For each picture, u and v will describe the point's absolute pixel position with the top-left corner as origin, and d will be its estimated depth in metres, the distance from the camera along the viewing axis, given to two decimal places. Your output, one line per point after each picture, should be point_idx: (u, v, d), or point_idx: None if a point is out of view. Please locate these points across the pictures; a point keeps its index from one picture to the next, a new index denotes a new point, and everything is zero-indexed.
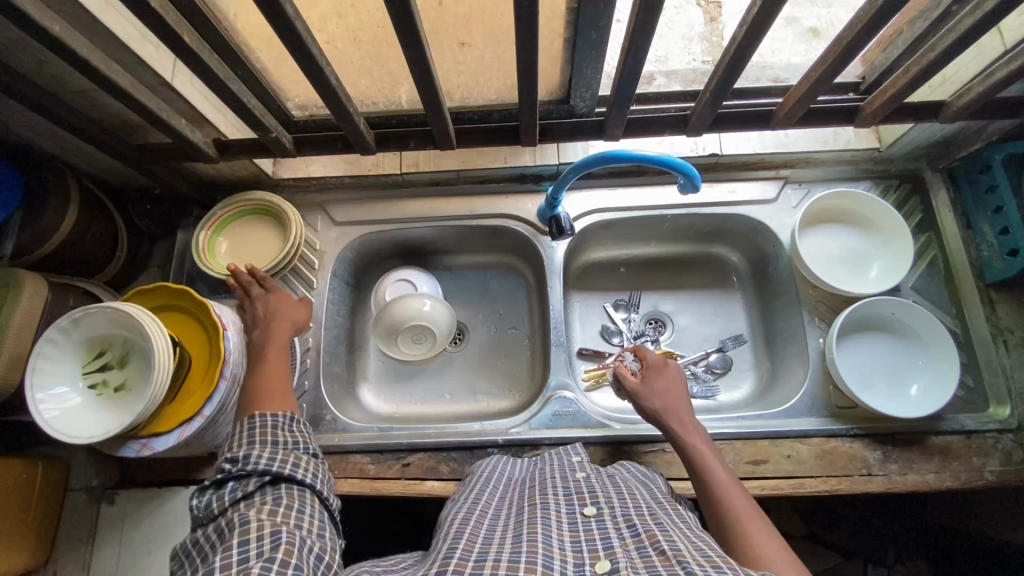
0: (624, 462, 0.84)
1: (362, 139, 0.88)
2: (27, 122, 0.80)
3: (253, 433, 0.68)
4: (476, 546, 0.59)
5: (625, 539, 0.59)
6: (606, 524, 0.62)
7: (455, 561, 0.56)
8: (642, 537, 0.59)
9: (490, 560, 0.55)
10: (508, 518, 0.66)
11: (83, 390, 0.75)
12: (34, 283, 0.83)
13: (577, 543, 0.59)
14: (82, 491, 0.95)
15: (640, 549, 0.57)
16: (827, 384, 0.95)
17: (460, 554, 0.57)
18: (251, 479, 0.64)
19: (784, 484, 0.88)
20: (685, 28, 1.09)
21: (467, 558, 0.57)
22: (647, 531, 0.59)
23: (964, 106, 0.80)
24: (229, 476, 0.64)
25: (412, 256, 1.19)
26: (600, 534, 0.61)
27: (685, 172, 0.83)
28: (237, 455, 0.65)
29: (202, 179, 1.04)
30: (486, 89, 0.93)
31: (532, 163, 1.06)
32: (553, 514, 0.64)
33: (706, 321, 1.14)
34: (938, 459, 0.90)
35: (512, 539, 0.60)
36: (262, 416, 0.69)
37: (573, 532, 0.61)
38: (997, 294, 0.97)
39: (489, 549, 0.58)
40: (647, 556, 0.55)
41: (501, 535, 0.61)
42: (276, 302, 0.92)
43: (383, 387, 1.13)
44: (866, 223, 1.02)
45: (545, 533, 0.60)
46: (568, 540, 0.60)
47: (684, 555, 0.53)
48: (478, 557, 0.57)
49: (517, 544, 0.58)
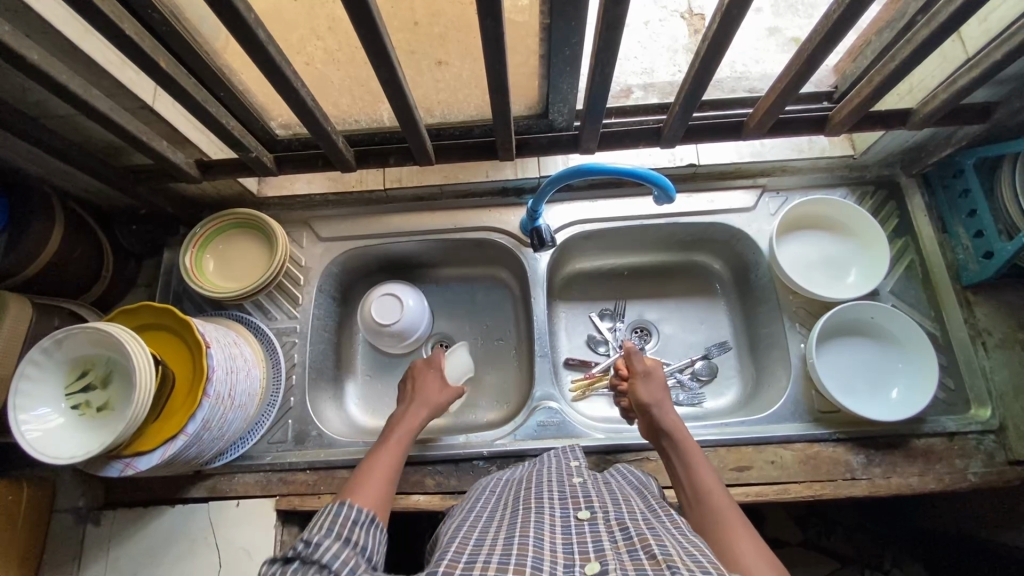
0: (619, 466, 0.85)
1: (342, 157, 0.89)
2: (12, 146, 0.81)
3: (333, 527, 0.65)
4: (468, 548, 0.60)
5: (616, 543, 0.60)
6: (598, 528, 0.63)
7: (447, 563, 0.57)
8: (633, 540, 0.59)
9: (481, 561, 0.56)
10: (502, 520, 0.67)
11: (65, 409, 0.76)
12: (17, 306, 0.84)
13: (569, 546, 0.60)
14: (69, 512, 0.95)
15: (631, 552, 0.57)
16: (810, 388, 0.96)
17: (453, 555, 0.58)
18: (314, 567, 0.60)
19: (768, 490, 0.89)
20: (669, 41, 1.12)
21: (458, 560, 0.57)
22: (639, 536, 0.59)
23: (930, 113, 0.82)
24: (297, 557, 0.61)
25: (399, 271, 1.20)
26: (591, 537, 0.61)
27: (658, 184, 0.84)
28: (313, 538, 0.63)
29: (187, 199, 1.05)
30: (466, 105, 0.95)
31: (513, 176, 1.07)
32: (547, 517, 0.65)
33: (690, 329, 1.15)
34: (921, 462, 0.90)
35: (505, 539, 0.60)
36: (347, 505, 0.69)
37: (566, 535, 0.62)
38: (975, 297, 0.98)
39: (481, 551, 0.58)
40: (637, 559, 0.56)
41: (494, 536, 0.62)
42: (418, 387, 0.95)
43: (372, 402, 1.14)
44: (844, 228, 1.04)
45: (538, 535, 0.61)
46: (560, 543, 0.60)
47: (674, 561, 0.54)
48: (468, 558, 0.57)
49: (509, 546, 0.59)
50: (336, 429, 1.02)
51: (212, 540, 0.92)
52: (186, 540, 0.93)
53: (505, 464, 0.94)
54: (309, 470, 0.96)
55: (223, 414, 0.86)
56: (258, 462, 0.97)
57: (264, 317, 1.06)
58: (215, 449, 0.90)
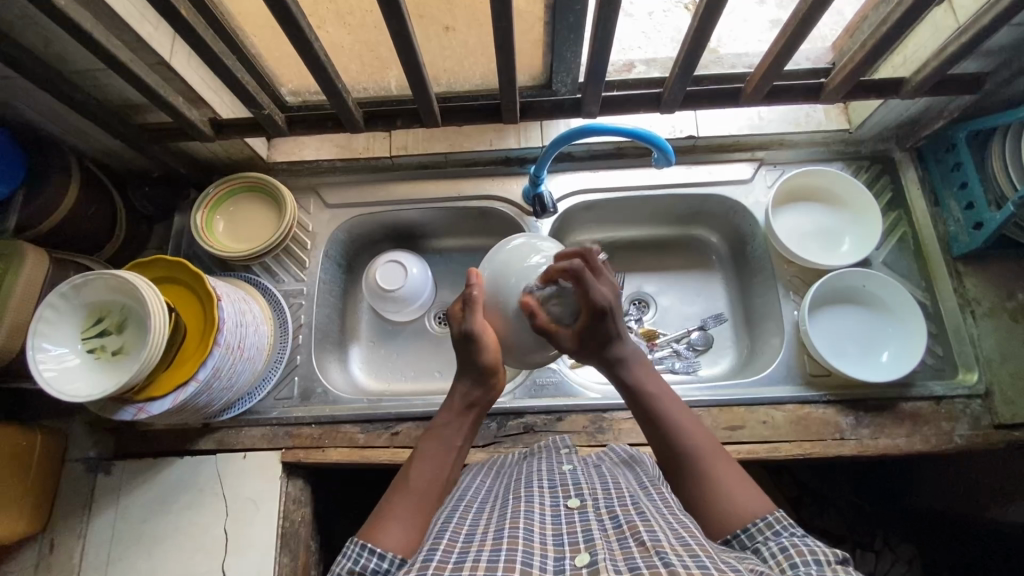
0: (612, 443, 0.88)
1: (351, 117, 0.92)
2: (33, 98, 0.84)
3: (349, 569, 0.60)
4: (456, 546, 0.58)
5: (607, 530, 0.59)
6: (588, 516, 0.62)
7: (435, 563, 0.55)
8: (623, 527, 0.59)
9: (469, 560, 0.54)
10: (491, 511, 0.66)
11: (82, 352, 0.78)
12: (36, 255, 0.86)
13: (558, 536, 0.59)
14: (79, 461, 0.98)
15: (621, 540, 0.57)
16: (802, 353, 0.99)
17: (440, 556, 0.56)
18: None
19: (759, 448, 0.91)
20: (674, 31, 1.11)
21: (447, 560, 0.55)
22: (629, 522, 0.59)
23: (922, 80, 0.85)
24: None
25: (402, 241, 1.23)
26: (582, 526, 0.60)
27: (658, 146, 0.87)
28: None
29: (198, 161, 1.08)
30: (472, 74, 0.98)
31: (516, 145, 1.10)
32: (536, 506, 0.64)
33: (687, 301, 1.18)
34: (909, 424, 0.93)
35: (493, 535, 0.59)
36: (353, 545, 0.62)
37: (556, 525, 0.61)
38: (964, 267, 1.00)
39: (471, 548, 0.57)
40: (627, 546, 0.55)
41: (483, 530, 0.60)
42: (463, 347, 0.78)
43: (375, 366, 1.16)
44: (839, 200, 1.07)
45: (527, 527, 0.60)
46: (550, 533, 0.60)
47: (663, 546, 0.54)
48: (457, 558, 0.56)
49: (497, 541, 0.57)
50: (340, 388, 1.05)
51: (220, 490, 0.95)
52: (194, 490, 0.95)
53: (504, 422, 0.97)
54: (314, 424, 0.99)
55: (232, 364, 0.89)
56: (265, 417, 0.99)
57: (272, 279, 1.08)
58: (223, 401, 0.92)
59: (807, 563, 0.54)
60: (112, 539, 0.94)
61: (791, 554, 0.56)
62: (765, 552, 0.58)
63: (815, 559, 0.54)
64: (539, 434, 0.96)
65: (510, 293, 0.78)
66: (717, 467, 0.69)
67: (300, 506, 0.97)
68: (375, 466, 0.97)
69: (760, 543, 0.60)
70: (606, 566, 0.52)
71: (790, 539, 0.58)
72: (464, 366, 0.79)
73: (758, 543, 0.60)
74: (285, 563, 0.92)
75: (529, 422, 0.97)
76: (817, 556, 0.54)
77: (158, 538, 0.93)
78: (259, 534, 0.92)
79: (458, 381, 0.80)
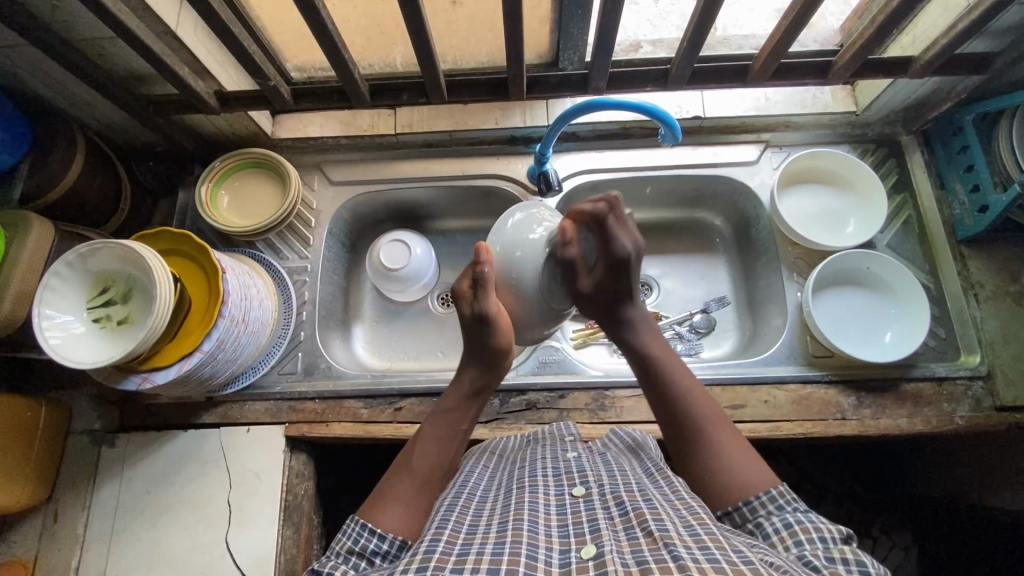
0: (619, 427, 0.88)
1: (357, 90, 0.91)
2: (39, 67, 0.84)
3: (349, 547, 0.61)
4: (459, 537, 0.57)
5: (613, 520, 0.58)
6: (594, 505, 0.62)
7: (438, 555, 0.53)
8: (630, 516, 0.58)
9: (473, 553, 0.53)
10: (495, 502, 0.65)
11: (87, 320, 0.79)
12: (41, 225, 0.86)
13: (564, 528, 0.58)
14: (84, 434, 0.98)
15: (627, 530, 0.56)
16: (804, 334, 0.99)
17: (444, 548, 0.54)
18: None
19: (760, 427, 0.92)
20: (680, 18, 1.10)
21: (449, 553, 0.54)
22: (635, 510, 0.58)
23: (930, 60, 0.85)
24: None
25: (406, 221, 1.23)
26: (588, 516, 0.59)
27: (665, 121, 0.87)
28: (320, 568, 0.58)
29: (203, 136, 1.07)
30: (478, 50, 0.98)
31: (522, 124, 1.09)
32: (540, 497, 0.63)
33: (690, 284, 1.18)
34: (910, 404, 0.93)
35: (497, 526, 0.58)
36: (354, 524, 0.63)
37: (561, 516, 0.60)
38: (970, 252, 1.00)
39: (474, 540, 0.56)
40: (633, 538, 0.54)
41: (487, 521, 0.59)
42: (477, 334, 0.76)
43: (378, 345, 1.17)
44: (844, 182, 1.06)
45: (532, 518, 0.58)
46: (555, 524, 0.58)
47: (671, 538, 0.53)
48: (461, 550, 0.54)
49: (501, 533, 0.56)
50: (343, 365, 1.05)
51: (223, 463, 0.95)
52: (197, 463, 0.96)
53: (507, 398, 0.97)
54: (318, 399, 0.99)
55: (237, 336, 0.89)
56: (269, 391, 1.00)
57: (276, 255, 1.08)
58: (227, 373, 0.93)
59: (812, 541, 0.56)
60: (117, 511, 0.94)
61: (794, 531, 0.58)
62: (768, 528, 0.60)
63: (820, 536, 0.56)
64: (541, 410, 0.96)
65: (525, 271, 0.73)
66: (720, 436, 0.70)
67: (303, 480, 0.98)
68: (378, 441, 0.97)
69: (761, 518, 0.61)
70: (613, 559, 0.51)
71: (793, 516, 0.60)
72: (474, 351, 0.78)
73: (759, 517, 0.62)
74: (288, 535, 0.92)
75: (531, 399, 0.97)
76: (821, 533, 0.56)
77: (162, 510, 0.94)
78: (263, 507, 0.93)
79: (468, 364, 0.79)
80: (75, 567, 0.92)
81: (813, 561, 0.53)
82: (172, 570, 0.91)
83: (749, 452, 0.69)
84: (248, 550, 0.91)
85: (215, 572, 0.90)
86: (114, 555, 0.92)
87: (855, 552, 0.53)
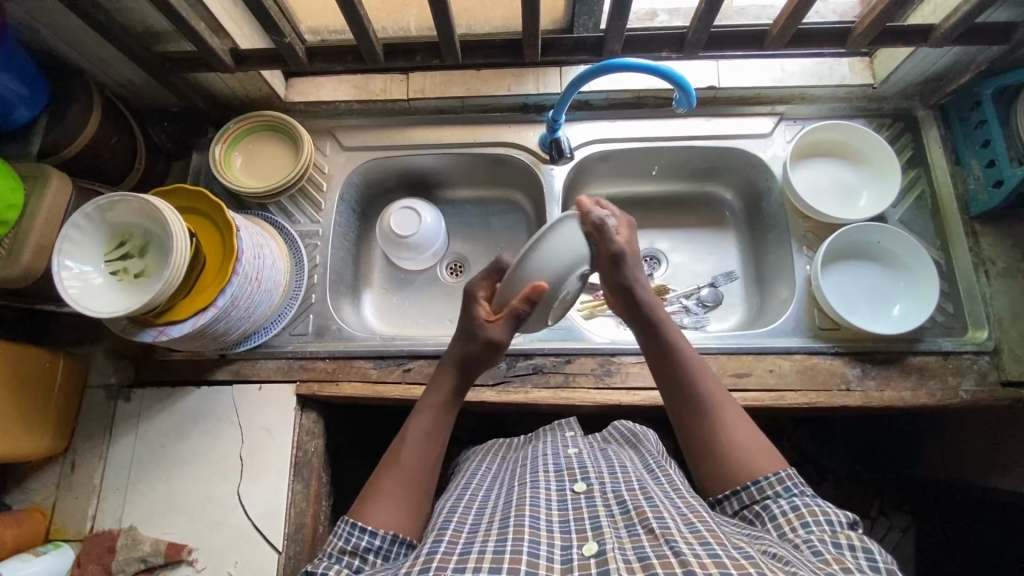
0: (620, 420, 0.90)
1: (372, 50, 0.91)
2: (58, 21, 0.84)
3: (341, 547, 0.63)
4: (461, 537, 0.58)
5: (614, 516, 0.60)
6: (595, 501, 0.63)
7: (440, 556, 0.55)
8: (631, 513, 0.59)
9: (474, 552, 0.54)
10: (497, 500, 0.67)
11: (105, 272, 0.80)
12: (59, 178, 0.88)
13: (565, 523, 0.59)
14: (101, 388, 1.01)
15: (628, 526, 0.57)
16: (812, 307, 0.99)
17: (445, 550, 0.56)
18: None
19: (765, 396, 0.93)
20: None
21: (452, 552, 0.55)
22: (636, 507, 0.59)
23: (951, 28, 0.84)
24: None
25: (416, 190, 1.23)
26: (589, 512, 0.61)
27: (681, 85, 0.87)
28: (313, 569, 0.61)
29: (216, 97, 1.08)
30: (492, 14, 0.98)
31: (534, 92, 1.09)
32: (542, 493, 0.65)
33: (699, 258, 1.18)
34: (915, 377, 0.94)
35: (497, 525, 0.59)
36: (344, 523, 0.65)
37: (562, 512, 0.61)
38: (981, 227, 0.99)
39: (475, 539, 0.57)
40: (635, 534, 0.56)
41: (488, 521, 0.61)
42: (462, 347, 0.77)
43: (387, 312, 1.18)
44: (858, 155, 1.06)
45: (533, 515, 0.60)
46: (556, 520, 0.60)
47: (672, 534, 0.54)
48: (462, 549, 0.56)
49: (502, 532, 0.57)
50: (353, 328, 1.07)
51: (236, 420, 0.97)
52: (211, 418, 0.98)
53: (514, 362, 0.98)
54: (328, 359, 1.01)
55: (250, 294, 0.90)
56: (281, 350, 1.02)
57: (288, 219, 1.09)
58: (240, 330, 0.94)
59: (820, 524, 0.58)
60: (133, 462, 0.97)
61: (801, 513, 0.60)
62: (773, 510, 0.62)
63: (827, 519, 0.59)
64: (547, 374, 0.98)
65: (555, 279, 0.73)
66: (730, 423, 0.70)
67: (314, 437, 1.00)
68: (388, 401, 0.99)
69: (768, 499, 0.63)
70: (615, 556, 0.52)
71: (800, 499, 0.62)
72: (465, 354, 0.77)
73: (766, 498, 0.63)
74: (297, 490, 0.95)
75: (538, 363, 0.98)
76: (828, 516, 0.59)
77: (176, 463, 0.96)
78: (274, 462, 0.95)
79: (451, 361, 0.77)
80: (92, 515, 0.95)
81: (820, 547, 0.55)
82: (186, 521, 0.93)
83: (755, 432, 0.70)
84: (260, 504, 0.93)
85: (227, 524, 0.93)
86: (131, 504, 0.95)
87: (861, 539, 0.56)
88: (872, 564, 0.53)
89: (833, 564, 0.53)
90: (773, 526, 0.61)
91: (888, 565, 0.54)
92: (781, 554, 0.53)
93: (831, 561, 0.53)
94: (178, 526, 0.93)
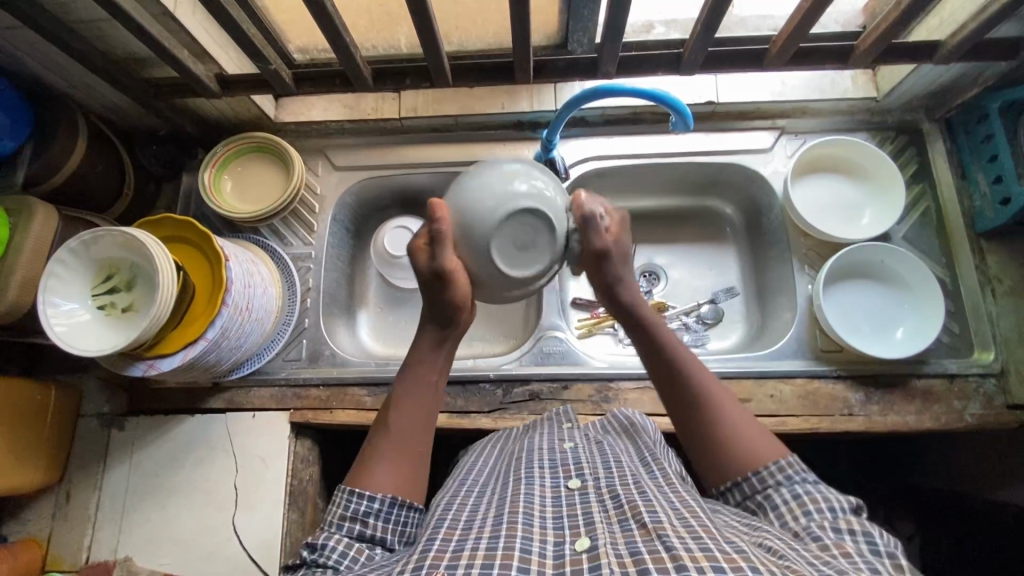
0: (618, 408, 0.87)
1: (359, 74, 0.89)
2: (41, 52, 0.83)
3: (342, 514, 0.61)
4: (453, 533, 0.55)
5: (608, 512, 0.57)
6: (589, 498, 0.60)
7: (433, 553, 0.52)
8: (624, 508, 0.56)
9: (468, 548, 0.52)
10: (493, 495, 0.64)
11: (92, 308, 0.79)
12: (45, 211, 0.86)
13: (559, 520, 0.57)
14: (94, 417, 1.00)
15: (622, 521, 0.55)
16: (814, 328, 0.97)
17: (438, 545, 0.53)
18: (321, 572, 0.56)
19: (766, 422, 0.91)
20: None
21: (444, 549, 0.52)
22: (630, 502, 0.57)
23: (956, 45, 0.81)
24: (305, 563, 0.58)
25: (411, 206, 1.21)
26: (583, 509, 0.58)
27: (677, 109, 0.86)
28: (317, 542, 0.59)
29: (204, 118, 1.06)
30: (484, 32, 0.95)
31: (529, 109, 1.07)
32: (537, 490, 0.62)
33: (699, 274, 1.15)
34: (920, 401, 0.92)
35: (492, 521, 0.56)
36: (345, 490, 0.62)
37: (556, 509, 0.59)
38: (987, 244, 0.97)
39: (470, 535, 0.54)
40: (627, 530, 0.53)
41: (483, 515, 0.58)
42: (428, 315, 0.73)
43: (384, 332, 1.17)
44: (858, 171, 1.04)
45: (527, 512, 0.57)
46: (550, 518, 0.57)
47: (665, 529, 0.52)
48: (455, 545, 0.53)
49: (495, 528, 0.54)
50: (348, 352, 1.06)
51: (230, 446, 0.97)
52: (205, 446, 0.97)
53: (510, 388, 0.97)
54: (322, 386, 1.00)
55: (240, 324, 0.89)
56: (274, 377, 1.01)
57: (280, 242, 1.07)
58: (232, 360, 0.93)
59: (822, 511, 0.57)
60: (126, 492, 0.96)
61: (804, 502, 0.59)
62: (776, 499, 0.60)
63: (829, 506, 0.57)
64: (544, 401, 0.96)
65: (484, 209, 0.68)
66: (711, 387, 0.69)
67: (308, 465, 1.00)
68: None
69: (771, 488, 0.61)
70: (607, 551, 0.50)
71: (802, 487, 0.60)
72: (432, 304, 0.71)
73: (769, 487, 0.61)
74: (293, 518, 0.94)
75: (535, 389, 0.97)
76: (830, 504, 0.58)
77: (169, 492, 0.95)
78: (268, 492, 0.94)
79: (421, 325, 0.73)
80: (87, 546, 0.94)
81: (820, 534, 0.54)
82: (182, 551, 0.93)
83: (756, 426, 0.67)
84: (254, 533, 0.92)
85: (222, 553, 0.92)
86: (125, 535, 0.94)
87: (861, 524, 0.55)
88: (874, 550, 0.52)
89: (832, 548, 0.52)
90: (775, 515, 0.60)
91: (890, 550, 0.52)
92: (777, 548, 0.51)
93: (830, 545, 0.52)
94: (173, 557, 0.92)
